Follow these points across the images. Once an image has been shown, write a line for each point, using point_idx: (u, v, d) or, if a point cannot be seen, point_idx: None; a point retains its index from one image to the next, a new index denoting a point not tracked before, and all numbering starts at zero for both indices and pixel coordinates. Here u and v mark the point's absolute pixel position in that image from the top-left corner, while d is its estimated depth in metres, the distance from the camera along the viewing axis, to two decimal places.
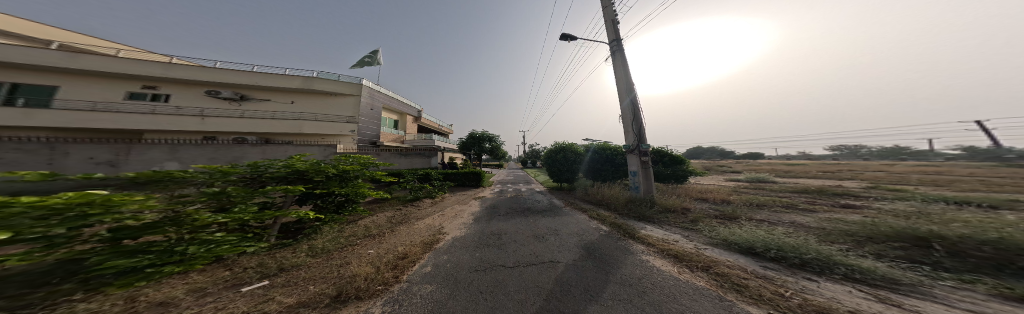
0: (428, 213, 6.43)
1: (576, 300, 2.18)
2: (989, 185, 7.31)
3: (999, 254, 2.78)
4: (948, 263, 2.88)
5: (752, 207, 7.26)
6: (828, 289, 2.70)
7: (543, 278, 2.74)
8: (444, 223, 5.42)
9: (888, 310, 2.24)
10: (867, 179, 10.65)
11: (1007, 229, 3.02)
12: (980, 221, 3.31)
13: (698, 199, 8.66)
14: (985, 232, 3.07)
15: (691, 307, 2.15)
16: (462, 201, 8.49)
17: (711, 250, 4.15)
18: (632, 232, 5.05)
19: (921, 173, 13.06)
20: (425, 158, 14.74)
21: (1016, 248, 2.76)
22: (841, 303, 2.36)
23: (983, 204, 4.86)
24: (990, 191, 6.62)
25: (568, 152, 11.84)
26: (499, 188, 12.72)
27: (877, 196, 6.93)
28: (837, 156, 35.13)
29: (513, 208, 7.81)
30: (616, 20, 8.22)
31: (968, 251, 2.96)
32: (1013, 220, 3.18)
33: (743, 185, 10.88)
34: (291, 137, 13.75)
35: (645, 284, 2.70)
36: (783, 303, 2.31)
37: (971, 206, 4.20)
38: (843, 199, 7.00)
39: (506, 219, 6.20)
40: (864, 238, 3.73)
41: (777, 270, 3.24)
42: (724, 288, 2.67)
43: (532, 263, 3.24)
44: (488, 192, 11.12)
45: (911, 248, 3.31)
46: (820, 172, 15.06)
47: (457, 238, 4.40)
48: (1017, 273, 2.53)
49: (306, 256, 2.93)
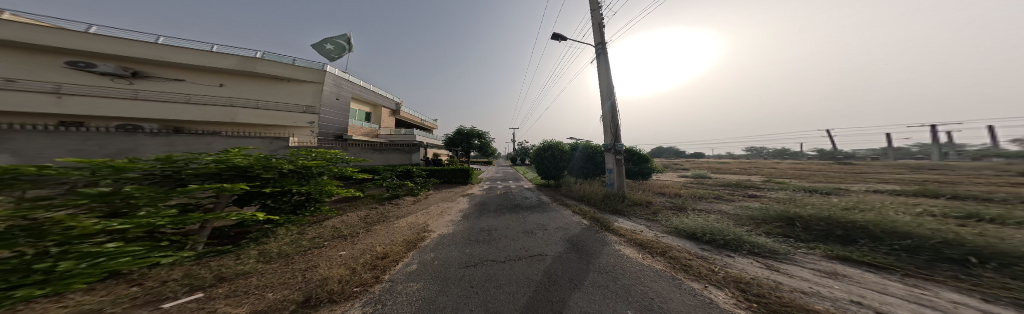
0: (412, 211, 6.28)
1: (561, 288, 2.49)
2: (832, 178, 10.14)
3: (830, 227, 3.85)
4: (804, 235, 3.93)
5: (695, 198, 8.66)
6: (741, 262, 3.48)
7: (533, 270, 3.03)
8: (429, 222, 5.38)
9: (772, 275, 3.03)
10: (768, 174, 13.66)
11: (834, 209, 4.21)
12: (823, 203, 4.56)
13: (658, 193, 9.92)
14: (822, 211, 4.23)
15: (652, 287, 2.63)
16: (448, 199, 8.44)
17: (666, 237, 4.90)
18: (608, 225, 5.67)
19: (798, 168, 17.31)
20: (403, 154, 13.95)
21: (836, 221, 3.89)
22: (748, 273, 3.11)
23: (827, 191, 6.76)
24: (833, 182, 9.17)
25: (554, 149, 12.35)
26: (488, 185, 12.78)
27: (770, 187, 8.98)
28: (750, 156, 43.63)
29: (502, 205, 7.97)
30: (601, 25, 8.82)
31: (814, 225, 4.03)
32: (837, 201, 4.48)
33: (689, 179, 12.85)
34: (224, 128, 12.02)
35: (618, 271, 3.17)
36: (713, 277, 2.96)
37: (824, 194, 5.79)
38: (750, 190, 8.91)
39: (496, 216, 6.42)
40: (760, 220, 4.80)
41: (709, 250, 4.00)
42: (677, 269, 3.28)
43: (522, 257, 3.53)
44: (477, 189, 11.15)
45: (784, 225, 4.39)
46: (739, 168, 18.71)
47: (446, 236, 4.46)
48: (836, 239, 3.61)
49: (256, 263, 2.71)
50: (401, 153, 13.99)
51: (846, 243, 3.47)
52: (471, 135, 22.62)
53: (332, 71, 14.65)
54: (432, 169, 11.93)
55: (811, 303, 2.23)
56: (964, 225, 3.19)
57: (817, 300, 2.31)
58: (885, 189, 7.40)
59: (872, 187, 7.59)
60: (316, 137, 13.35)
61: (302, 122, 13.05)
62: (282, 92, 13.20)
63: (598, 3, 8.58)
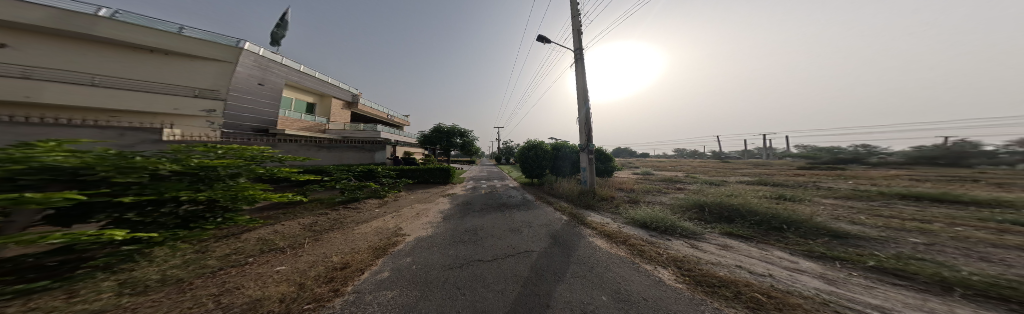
0: (376, 216, 5.68)
1: (547, 282, 2.63)
2: (733, 173, 13.12)
3: (724, 211, 4.86)
4: (708, 218, 4.90)
5: (645, 192, 10.09)
6: (677, 245, 4.05)
7: (521, 267, 3.12)
8: (401, 226, 4.98)
9: (693, 252, 3.73)
10: (694, 170, 16.83)
11: (728, 195, 5.45)
12: (715, 194, 5.76)
13: (618, 188, 11.15)
14: (722, 197, 5.38)
15: (619, 273, 3.02)
16: (425, 200, 7.93)
17: (624, 224, 5.57)
18: (583, 220, 6.13)
19: (714, 166, 21.74)
20: (359, 152, 12.90)
21: (725, 205, 4.95)
22: (682, 252, 3.77)
23: (730, 182, 8.70)
24: (734, 175, 11.88)
25: (538, 150, 12.61)
26: (472, 185, 12.34)
27: (691, 180, 11.18)
28: (683, 158, 52.73)
29: (486, 204, 7.81)
30: (579, 31, 9.56)
31: (714, 210, 5.05)
32: (723, 192, 5.77)
33: (640, 176, 14.86)
34: (8, 109, 8.21)
35: (591, 261, 3.53)
36: (658, 258, 3.58)
37: (729, 184, 7.48)
38: (678, 183, 10.91)
39: (482, 215, 6.37)
40: (684, 207, 5.66)
41: (655, 235, 4.63)
42: (635, 254, 3.82)
43: (509, 255, 3.61)
44: (459, 189, 10.63)
45: (696, 211, 5.37)
46: (676, 166, 22.46)
47: (427, 238, 4.26)
48: (724, 220, 4.67)
49: (117, 297, 1.65)
50: (359, 150, 12.90)
51: (729, 222, 4.56)
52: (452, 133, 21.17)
53: (251, 50, 12.39)
54: (406, 168, 11.01)
55: (718, 272, 2.94)
56: (778, 203, 4.66)
57: (719, 268, 3.05)
58: (760, 179, 9.96)
59: (755, 177, 10.09)
60: (218, 129, 11.11)
61: (189, 109, 10.49)
62: (152, 68, 10.26)
63: (578, 11, 9.28)
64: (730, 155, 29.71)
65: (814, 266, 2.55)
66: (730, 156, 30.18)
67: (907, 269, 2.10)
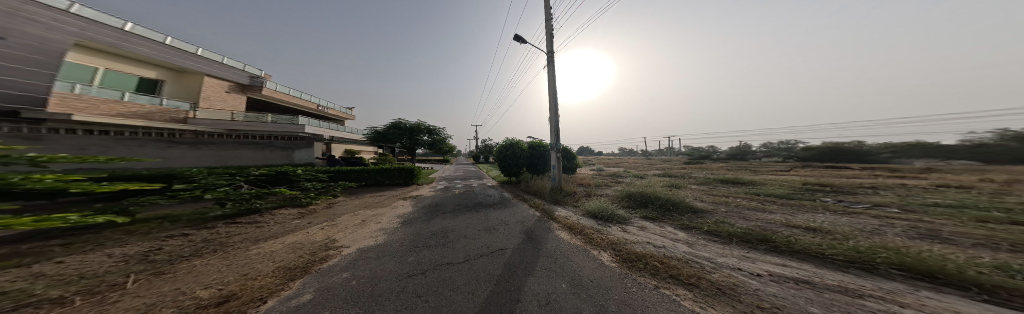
0: (296, 231, 4.23)
1: (517, 278, 2.37)
2: (654, 167, 16.50)
3: (643, 199, 5.81)
4: (624, 203, 5.96)
5: (599, 186, 11.34)
6: (620, 232, 4.28)
7: (495, 265, 2.69)
8: (334, 237, 3.81)
9: (630, 236, 3.99)
10: (628, 166, 20.28)
11: (655, 185, 6.55)
12: (646, 184, 6.92)
13: (579, 184, 12.07)
14: (645, 187, 6.50)
15: (575, 260, 3.00)
16: (379, 205, 6.61)
17: (576, 214, 5.88)
18: (552, 214, 5.70)
19: (641, 162, 26.88)
20: (261, 150, 10.30)
21: (643, 195, 5.89)
22: (620, 237, 4.00)
23: (663, 175, 10.55)
24: (658, 168, 14.83)
25: (515, 150, 11.22)
26: (445, 185, 10.91)
27: (627, 174, 13.37)
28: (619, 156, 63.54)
29: (459, 202, 6.85)
30: (551, 35, 10.01)
31: (636, 197, 6.02)
32: (648, 183, 7.00)
33: (593, 172, 16.75)
34: None
35: (557, 252, 3.30)
36: (598, 242, 3.76)
37: (662, 177, 9.07)
38: (619, 177, 12.89)
39: (453, 216, 5.19)
40: (622, 197, 6.34)
41: (602, 223, 4.97)
42: (588, 243, 3.78)
43: (483, 254, 3.03)
44: (425, 190, 9.27)
45: (624, 198, 6.24)
46: (616, 162, 26.59)
47: (376, 245, 3.34)
48: (643, 204, 5.68)
49: None
50: (249, 148, 10.02)
51: (644, 207, 5.55)
52: (415, 130, 18.43)
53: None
54: (345, 168, 9.18)
55: (636, 249, 3.37)
56: (670, 189, 6.16)
57: (636, 245, 3.51)
58: (674, 171, 12.75)
59: (669, 170, 12.88)
60: None
61: None
62: None
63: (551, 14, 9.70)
64: (648, 154, 37.92)
65: (685, 236, 3.44)
66: (647, 153, 38.72)
67: (716, 229, 3.28)
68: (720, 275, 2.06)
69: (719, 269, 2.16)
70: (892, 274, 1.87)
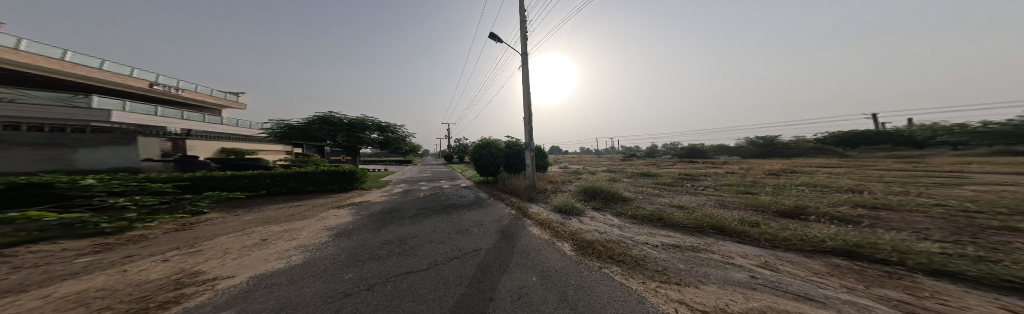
0: (122, 263, 2.32)
1: (491, 277, 2.16)
2: (603, 164, 18.82)
3: (593, 192, 6.42)
4: (580, 196, 6.45)
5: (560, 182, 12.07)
6: (584, 222, 4.52)
7: (468, 268, 2.40)
8: (206, 267, 2.30)
9: (590, 225, 4.26)
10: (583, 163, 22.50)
11: (604, 181, 7.37)
12: (599, 179, 7.66)
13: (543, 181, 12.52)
14: (598, 182, 7.17)
15: (547, 254, 2.97)
16: (311, 213, 5.37)
17: (544, 210, 5.79)
18: (528, 212, 5.35)
19: (593, 159, 30.26)
20: None
21: (593, 189, 6.47)
22: (582, 227, 4.21)
23: (610, 171, 12.07)
24: (606, 165, 17.01)
25: (491, 148, 10.13)
26: (403, 189, 9.54)
27: (583, 171, 14.77)
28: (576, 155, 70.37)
29: (422, 207, 6.23)
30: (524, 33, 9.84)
31: (589, 190, 6.59)
32: (600, 178, 7.79)
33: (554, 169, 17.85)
34: None
35: (529, 247, 3.21)
36: (564, 233, 3.88)
37: (611, 173, 10.32)
38: (576, 174, 14.09)
39: (416, 222, 4.67)
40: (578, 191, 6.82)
41: (564, 215, 5.16)
42: (555, 235, 3.85)
43: (451, 258, 2.70)
44: (375, 196, 7.89)
45: (581, 192, 6.70)
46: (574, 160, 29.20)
47: (301, 266, 2.48)
48: (592, 196, 6.33)
49: None
50: None
51: (595, 199, 6.12)
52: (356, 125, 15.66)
53: None
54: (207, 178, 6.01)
55: (592, 236, 3.65)
56: (614, 184, 7.05)
57: (594, 233, 3.78)
58: (619, 167, 14.77)
59: (612, 166, 14.95)
60: None
61: None
62: None
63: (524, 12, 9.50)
64: (598, 152, 43.24)
65: (619, 221, 4.03)
66: (597, 152, 44.24)
67: (636, 213, 4.04)
68: (637, 250, 2.55)
69: (636, 245, 2.68)
70: (709, 231, 2.89)
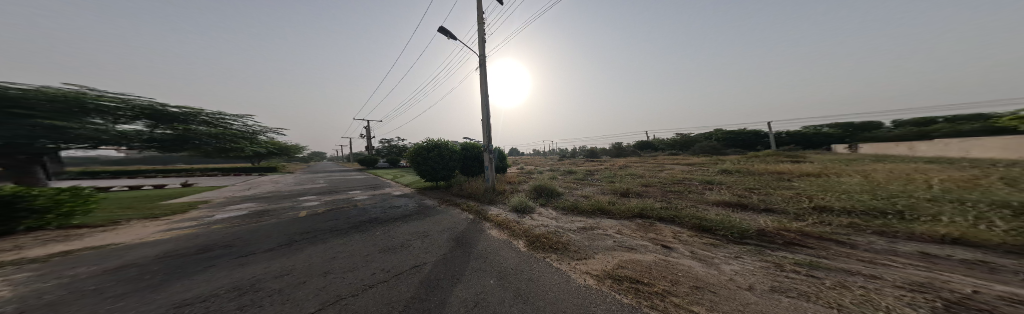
0: None
1: (438, 292, 1.53)
2: (545, 164, 20.79)
3: (542, 192, 6.78)
4: (532, 196, 6.68)
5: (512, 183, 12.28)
6: (538, 219, 4.16)
7: (397, 293, 1.54)
8: None
9: (534, 219, 4.14)
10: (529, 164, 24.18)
11: (549, 181, 8.04)
12: (546, 180, 8.27)
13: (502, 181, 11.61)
14: (546, 182, 7.65)
15: (500, 252, 2.43)
16: (96, 245, 2.87)
17: (501, 211, 5.11)
18: (486, 214, 4.59)
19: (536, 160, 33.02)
20: None
21: (544, 189, 6.86)
22: (524, 223, 3.83)
23: (554, 170, 13.40)
24: (548, 165, 18.88)
25: (445, 149, 9.21)
26: (316, 199, 7.00)
27: (531, 172, 15.76)
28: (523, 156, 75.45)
29: (299, 231, 3.60)
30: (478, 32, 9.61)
31: (539, 189, 6.97)
32: (547, 179, 8.43)
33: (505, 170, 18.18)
34: None
35: (481, 250, 2.50)
36: (516, 229, 3.45)
37: (555, 173, 11.35)
38: (525, 174, 14.83)
39: (298, 248, 2.73)
40: (531, 191, 6.99)
41: (518, 213, 4.72)
42: (511, 234, 3.24)
43: (373, 284, 1.67)
44: (264, 210, 5.33)
45: (533, 192, 6.95)
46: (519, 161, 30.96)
47: None
48: (541, 193, 6.77)
49: None
50: None
51: (545, 197, 6.51)
52: None
53: None
54: None
55: (541, 230, 3.38)
56: (559, 184, 7.71)
57: (549, 228, 3.45)
58: (559, 166, 16.63)
59: (552, 166, 16.74)
60: None
61: None
62: None
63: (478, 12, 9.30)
64: (539, 153, 47.84)
65: (559, 214, 4.19)
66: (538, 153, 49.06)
67: (566, 205, 4.67)
68: (562, 236, 2.96)
69: (562, 233, 3.07)
70: (596, 213, 3.80)
